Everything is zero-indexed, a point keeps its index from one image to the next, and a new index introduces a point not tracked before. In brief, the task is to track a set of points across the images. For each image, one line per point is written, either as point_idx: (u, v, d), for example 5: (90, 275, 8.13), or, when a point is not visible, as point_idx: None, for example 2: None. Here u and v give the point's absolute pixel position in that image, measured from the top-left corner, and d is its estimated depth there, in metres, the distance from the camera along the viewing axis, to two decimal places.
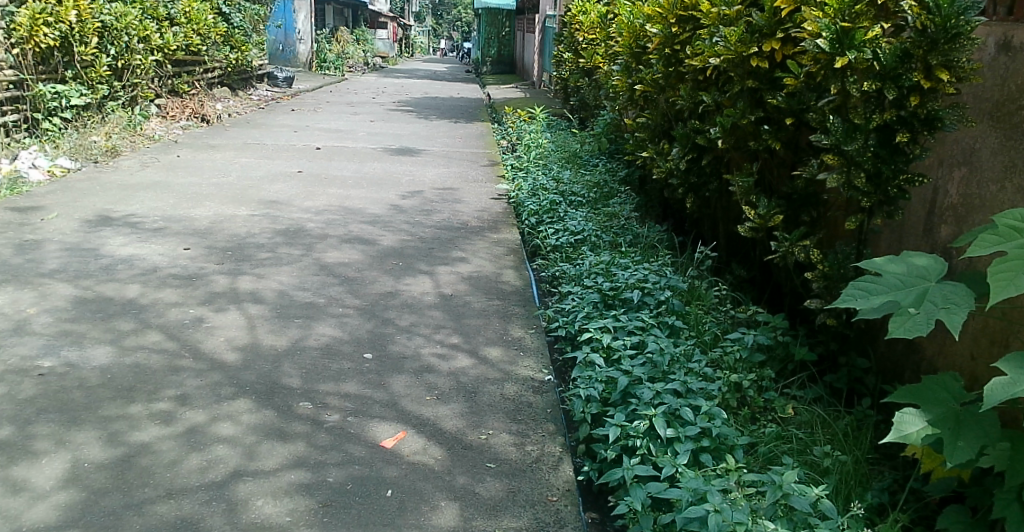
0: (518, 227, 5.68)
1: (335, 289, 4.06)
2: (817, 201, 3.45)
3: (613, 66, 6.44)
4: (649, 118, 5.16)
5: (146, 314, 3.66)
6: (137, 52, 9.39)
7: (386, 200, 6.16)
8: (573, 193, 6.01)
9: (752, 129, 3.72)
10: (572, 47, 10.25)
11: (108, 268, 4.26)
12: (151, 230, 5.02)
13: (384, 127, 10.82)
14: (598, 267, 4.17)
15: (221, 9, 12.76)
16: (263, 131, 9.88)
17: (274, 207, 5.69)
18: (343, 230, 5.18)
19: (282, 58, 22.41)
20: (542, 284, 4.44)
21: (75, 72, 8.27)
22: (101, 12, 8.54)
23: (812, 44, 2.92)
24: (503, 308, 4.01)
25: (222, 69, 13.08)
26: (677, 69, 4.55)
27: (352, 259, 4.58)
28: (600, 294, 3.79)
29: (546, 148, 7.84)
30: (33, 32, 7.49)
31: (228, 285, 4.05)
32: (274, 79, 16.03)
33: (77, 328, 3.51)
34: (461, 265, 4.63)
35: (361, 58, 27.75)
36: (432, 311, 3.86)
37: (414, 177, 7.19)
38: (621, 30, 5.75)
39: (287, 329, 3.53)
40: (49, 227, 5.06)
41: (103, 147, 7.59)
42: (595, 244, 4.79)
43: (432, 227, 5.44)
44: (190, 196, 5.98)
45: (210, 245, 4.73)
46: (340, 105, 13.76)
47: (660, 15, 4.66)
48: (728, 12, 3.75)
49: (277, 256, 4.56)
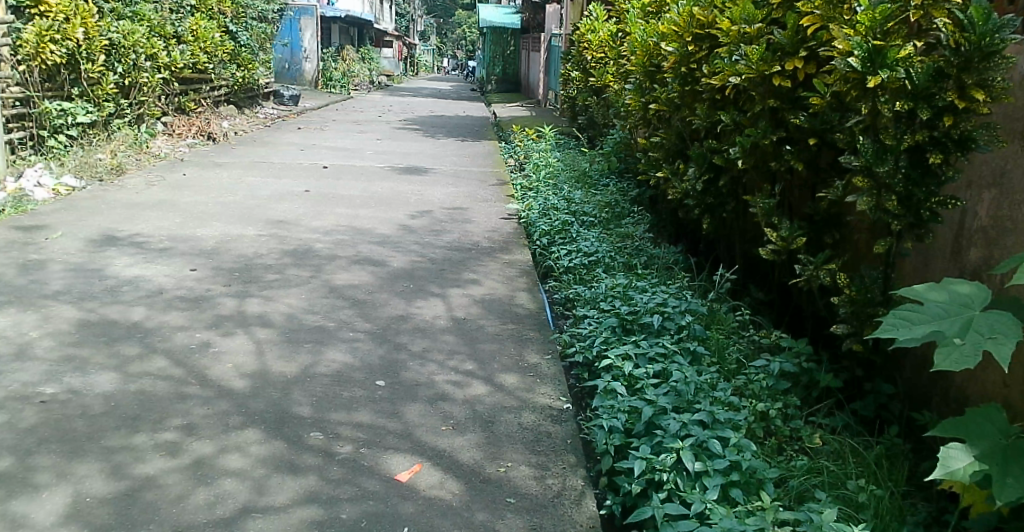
0: (529, 247, 5.59)
1: (344, 313, 3.96)
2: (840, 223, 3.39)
3: (625, 85, 6.35)
4: (662, 138, 5.08)
5: (151, 338, 3.56)
6: (144, 70, 9.31)
7: (395, 220, 6.08)
8: (584, 213, 5.94)
9: (774, 149, 3.63)
10: (580, 66, 10.20)
11: (113, 290, 4.17)
12: (157, 250, 4.93)
13: (392, 146, 10.78)
14: (615, 290, 4.06)
15: (228, 27, 12.73)
16: (270, 150, 9.83)
17: (281, 227, 5.61)
18: (352, 251, 5.09)
19: (288, 77, 22.53)
20: (555, 307, 4.35)
21: (82, 89, 8.20)
22: (108, 29, 8.50)
23: (842, 62, 2.77)
24: (518, 333, 3.91)
25: (229, 87, 13.10)
26: (693, 88, 4.46)
27: (362, 281, 4.48)
28: (618, 318, 3.67)
29: (555, 168, 7.78)
30: (39, 49, 7.40)
31: (235, 308, 3.94)
32: (280, 97, 16.07)
33: (80, 352, 3.41)
34: (473, 288, 4.54)
35: (366, 76, 27.84)
36: (445, 335, 3.76)
37: (422, 197, 7.10)
38: (634, 48, 5.66)
39: (297, 354, 3.43)
40: (54, 246, 4.97)
41: (109, 165, 7.56)
42: (609, 265, 4.71)
43: (442, 248, 5.35)
44: (196, 215, 5.91)
45: (216, 266, 4.64)
46: (347, 124, 13.76)
47: (675, 33, 4.56)
48: (749, 30, 3.64)
49: (286, 277, 4.47)
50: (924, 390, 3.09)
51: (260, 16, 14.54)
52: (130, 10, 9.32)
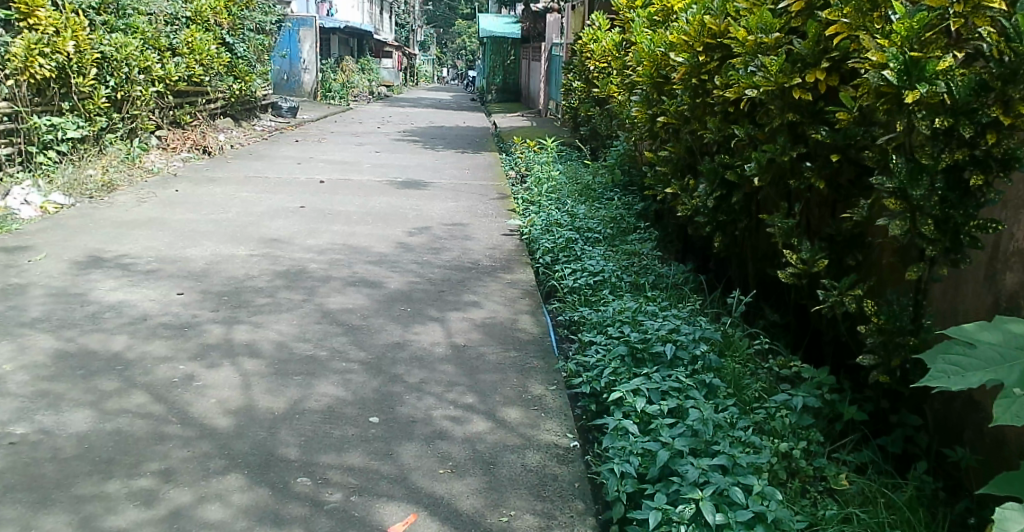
0: (532, 265, 5.39)
1: (338, 340, 3.75)
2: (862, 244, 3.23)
3: (630, 97, 6.15)
4: (672, 152, 4.89)
5: (132, 371, 3.35)
6: (137, 84, 9.16)
7: (392, 237, 5.88)
8: (589, 228, 5.75)
9: (793, 165, 3.47)
10: (582, 77, 10.05)
11: (95, 317, 3.96)
12: (143, 272, 4.74)
13: (391, 158, 10.61)
14: (624, 314, 3.87)
15: (225, 39, 12.57)
16: (266, 164, 9.65)
17: (274, 246, 5.42)
18: (347, 271, 4.89)
19: (287, 88, 22.46)
20: (559, 330, 4.16)
21: (72, 104, 8.02)
22: (99, 42, 8.36)
23: (875, 75, 2.55)
24: (520, 361, 3.70)
25: (226, 100, 12.94)
26: (705, 100, 4.28)
27: (357, 304, 4.28)
28: (628, 346, 3.46)
29: (557, 180, 7.59)
30: (27, 63, 7.19)
31: (222, 336, 3.73)
32: (279, 109, 15.92)
33: (55, 387, 3.20)
34: (474, 311, 4.33)
35: (366, 87, 27.72)
36: (443, 365, 3.55)
37: (421, 212, 6.90)
38: (641, 58, 5.46)
39: (286, 388, 3.21)
40: (37, 269, 4.78)
41: (99, 182, 7.40)
42: (616, 285, 4.53)
43: (441, 267, 5.15)
44: (187, 234, 5.71)
45: (205, 289, 4.43)
46: (346, 136, 13.60)
47: (685, 43, 4.37)
48: (766, 40, 3.44)
49: (277, 301, 4.26)
50: (953, 422, 2.91)
51: (257, 27, 14.38)
52: (123, 22, 9.16)
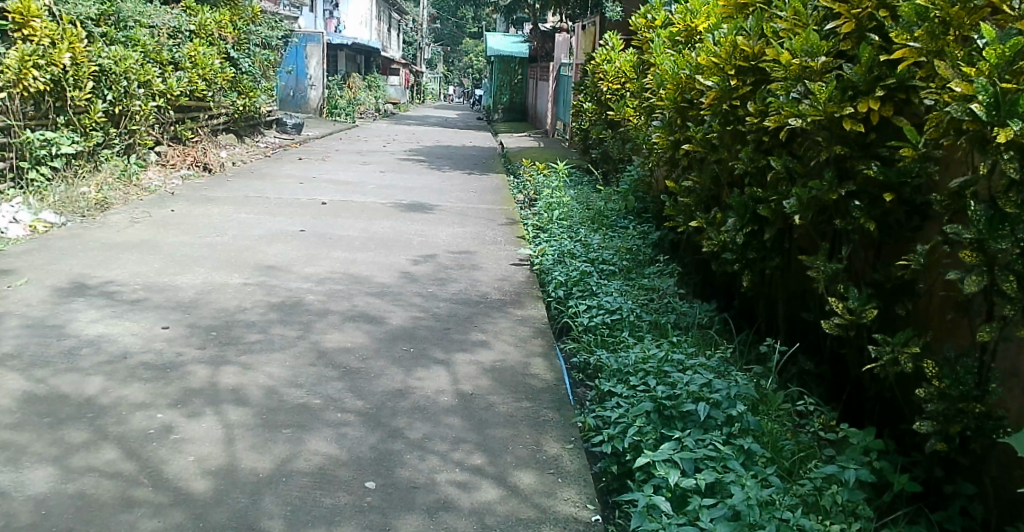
0: (543, 299, 5.07)
1: (333, 387, 3.41)
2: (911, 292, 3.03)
3: (650, 122, 5.87)
4: (696, 182, 4.60)
5: (104, 419, 2.99)
6: (137, 98, 8.88)
7: (396, 266, 5.57)
8: (604, 260, 5.45)
9: (840, 204, 3.24)
10: (593, 98, 9.80)
11: (70, 353, 3.63)
12: (128, 302, 4.41)
13: (395, 179, 10.32)
14: (648, 363, 3.56)
15: (230, 54, 12.35)
16: (267, 183, 9.36)
17: (271, 274, 5.11)
18: (346, 304, 4.57)
19: (293, 104, 22.05)
20: (574, 375, 3.87)
21: (68, 118, 7.74)
22: (98, 55, 8.11)
23: (957, 108, 2.22)
24: (533, 414, 3.37)
25: (229, 116, 12.70)
26: (736, 128, 3.99)
27: (356, 343, 3.95)
28: (655, 402, 3.16)
29: (569, 205, 7.31)
30: (21, 75, 6.94)
31: (207, 379, 3.40)
32: (283, 126, 15.68)
33: (17, 436, 2.85)
34: (482, 352, 4.00)
35: (373, 104, 27.55)
36: (449, 417, 3.22)
37: (426, 238, 6.60)
38: (663, 81, 5.17)
39: (273, 444, 2.88)
40: (16, 295, 4.46)
41: (92, 200, 7.14)
42: (635, 327, 4.23)
43: (447, 301, 4.83)
44: (179, 259, 5.40)
45: (192, 323, 4.10)
46: (351, 154, 13.33)
47: (716, 66, 4.09)
48: (812, 64, 3.15)
49: (269, 339, 3.93)
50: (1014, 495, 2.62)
51: (264, 42, 14.16)
52: (123, 35, 8.94)
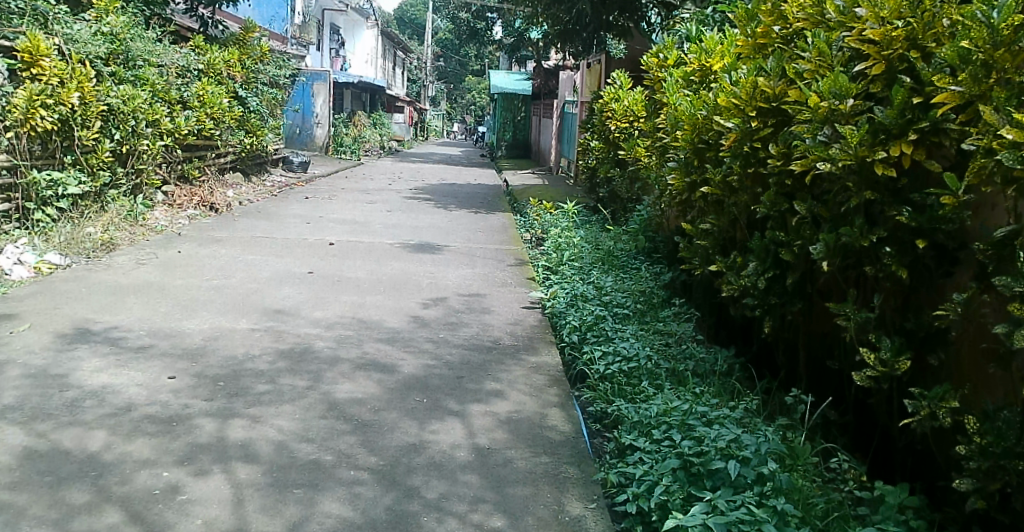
0: (557, 344, 4.96)
1: (345, 441, 3.28)
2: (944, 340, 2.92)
3: (663, 162, 5.81)
4: (714, 225, 4.50)
5: (107, 478, 2.87)
6: (144, 137, 8.84)
7: (406, 310, 5.46)
8: (618, 303, 5.35)
9: (870, 250, 3.13)
10: (601, 137, 9.78)
11: (72, 405, 3.51)
12: (133, 349, 4.31)
13: (402, 218, 10.27)
14: (671, 415, 3.44)
15: (238, 93, 12.38)
16: (274, 222, 9.31)
17: (279, 319, 5.01)
18: (357, 351, 4.46)
19: (299, 142, 22.32)
20: (593, 426, 3.75)
21: (75, 157, 7.71)
22: (107, 94, 8.06)
23: (1007, 156, 2.14)
24: (553, 470, 3.23)
25: (236, 154, 12.72)
26: (758, 170, 3.91)
27: (368, 393, 3.83)
28: (681, 458, 3.03)
29: (579, 245, 7.23)
30: (29, 115, 6.90)
31: (215, 434, 3.28)
32: (289, 164, 15.72)
33: (16, 496, 2.71)
34: (497, 403, 3.88)
35: (377, 141, 27.70)
36: (466, 475, 3.09)
37: (436, 280, 6.51)
38: (679, 122, 5.11)
39: (284, 505, 2.75)
40: (18, 342, 4.36)
41: (98, 241, 7.08)
42: (654, 375, 4.11)
43: (459, 347, 4.72)
44: (186, 303, 5.31)
45: (199, 372, 3.99)
46: (357, 193, 13.31)
47: (736, 107, 4.02)
48: (841, 106, 3.09)
49: (279, 389, 3.82)
50: None
51: (271, 81, 14.21)
52: (132, 74, 8.96)
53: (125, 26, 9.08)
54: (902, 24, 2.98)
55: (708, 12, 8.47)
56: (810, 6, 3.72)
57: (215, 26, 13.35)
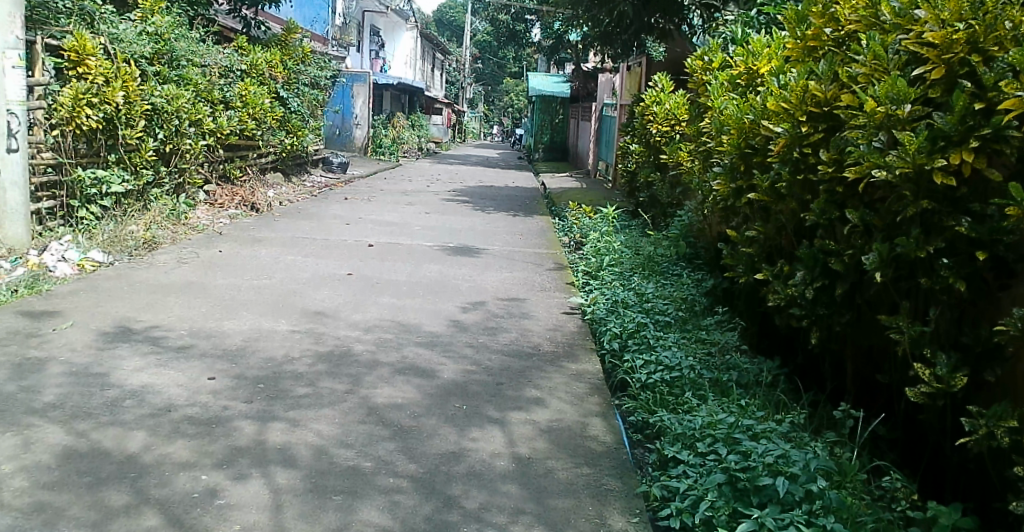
0: (597, 352, 4.88)
1: (384, 448, 3.25)
2: (1004, 356, 2.79)
3: (708, 167, 5.69)
4: (759, 232, 4.35)
5: (146, 480, 2.87)
6: (187, 137, 8.95)
7: (445, 313, 5.43)
8: (659, 311, 5.25)
9: (926, 261, 3.01)
10: (641, 140, 9.67)
11: (113, 405, 3.53)
12: (174, 349, 4.33)
13: (440, 220, 10.26)
14: (716, 428, 3.33)
15: (280, 94, 12.49)
16: (314, 223, 9.36)
17: (319, 321, 5.00)
18: (396, 355, 4.43)
19: (338, 143, 22.48)
20: (634, 437, 3.67)
21: (119, 156, 7.80)
22: (152, 94, 8.15)
23: None
24: (594, 482, 3.16)
25: (277, 155, 12.84)
26: (808, 177, 3.79)
27: (407, 398, 3.80)
28: (727, 474, 2.93)
29: (618, 249, 7.13)
30: (74, 113, 7.05)
31: (254, 437, 3.27)
32: (329, 165, 15.84)
33: (57, 497, 2.72)
34: (538, 411, 3.81)
35: (416, 143, 27.82)
36: (506, 485, 3.03)
37: (475, 284, 6.47)
38: (725, 126, 4.99)
39: (323, 513, 2.72)
40: (61, 339, 4.41)
41: (140, 239, 7.16)
42: (697, 385, 4.00)
43: (498, 352, 4.66)
44: (226, 303, 5.33)
45: (239, 373, 3.99)
46: (395, 194, 13.35)
47: (786, 111, 3.90)
48: (897, 112, 2.97)
49: (318, 392, 3.80)
50: None
51: (313, 82, 14.32)
52: (176, 74, 9.06)
53: (170, 26, 9.19)
54: (964, 26, 2.86)
55: (752, 14, 8.30)
56: (864, 8, 3.60)
57: (257, 27, 13.49)
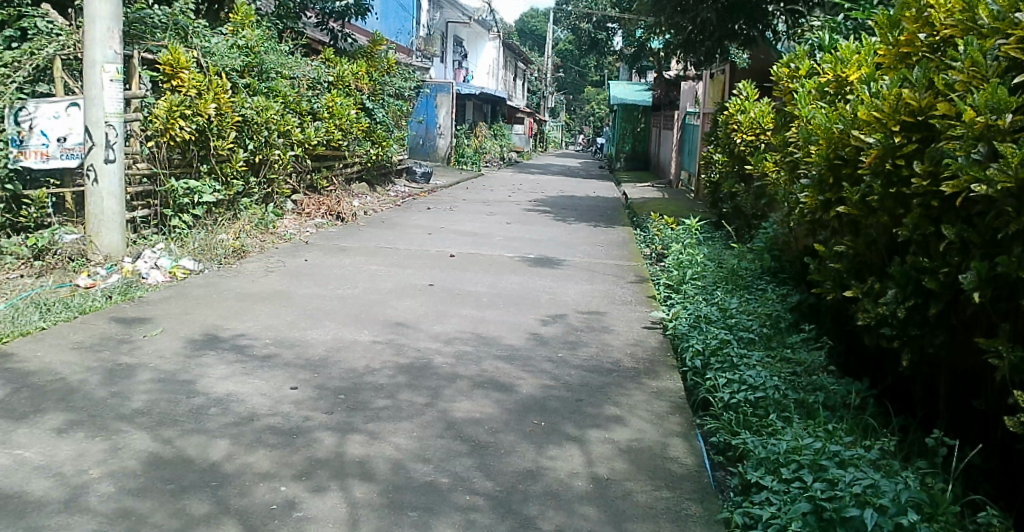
0: (679, 369, 4.74)
1: (461, 464, 3.23)
2: None
3: (794, 179, 5.47)
4: (848, 247, 4.06)
5: (227, 490, 2.92)
6: (276, 148, 9.22)
7: (524, 326, 5.40)
8: (743, 327, 5.08)
9: None
10: (725, 150, 9.44)
11: (198, 412, 3.63)
12: (259, 358, 4.43)
13: (521, 230, 10.26)
14: (801, 453, 3.18)
15: (366, 104, 12.73)
16: (397, 233, 9.49)
17: (400, 332, 5.05)
18: (475, 369, 4.41)
19: (422, 152, 22.97)
20: (716, 459, 3.54)
21: (211, 166, 8.11)
22: (242, 106, 8.38)
23: None
24: (675, 506, 3.06)
25: (362, 164, 13.11)
26: (901, 190, 3.57)
27: (486, 414, 3.77)
28: (812, 503, 2.78)
29: (701, 262, 6.96)
30: (168, 125, 7.34)
31: (334, 449, 3.30)
32: (413, 175, 16.10)
33: (140, 504, 2.79)
34: (617, 430, 3.73)
35: (498, 152, 27.97)
36: (583, 507, 2.97)
37: (555, 296, 6.41)
38: (813, 135, 4.77)
39: (397, 529, 2.71)
40: (151, 346, 4.57)
41: (229, 247, 7.40)
42: (782, 407, 3.84)
43: (578, 368, 4.59)
44: (310, 312, 5.45)
45: (321, 384, 4.05)
46: (477, 204, 13.43)
47: (877, 121, 3.69)
48: (999, 122, 2.79)
49: (397, 405, 3.81)
50: None
51: (397, 93, 14.57)
52: (265, 86, 9.36)
53: (260, 39, 9.48)
54: None
55: (839, 19, 8.01)
56: (960, 11, 3.42)
57: (344, 39, 13.83)
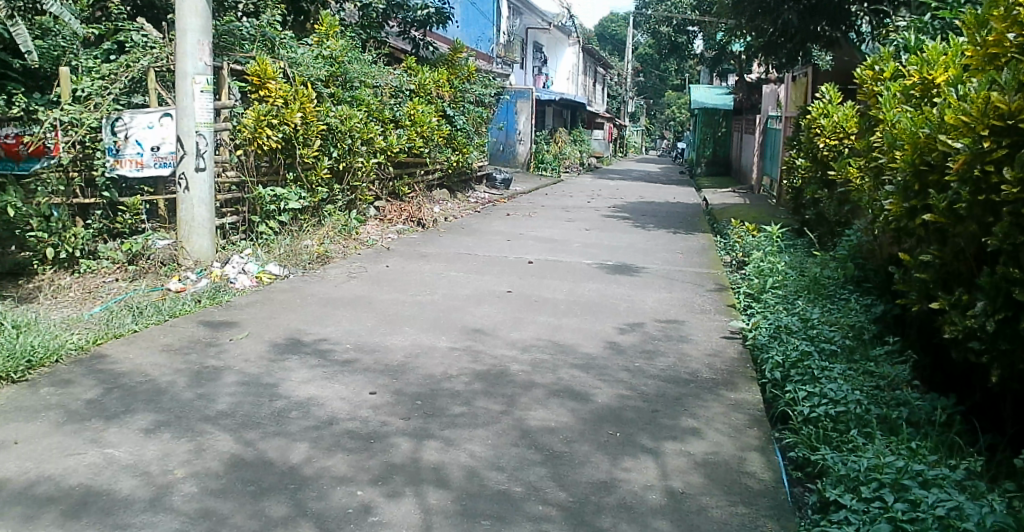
0: (757, 381, 4.60)
1: (535, 473, 3.20)
2: None
3: (879, 185, 5.25)
4: (934, 256, 3.81)
5: (304, 492, 2.98)
6: (359, 155, 9.43)
7: (601, 334, 5.34)
8: (825, 338, 4.89)
9: None
10: (808, 154, 9.16)
11: (280, 416, 3.72)
12: (339, 362, 4.51)
13: (599, 237, 10.18)
14: (884, 471, 3.02)
15: (448, 112, 12.89)
16: (475, 239, 9.57)
17: (477, 338, 5.07)
18: (551, 377, 4.39)
19: (502, 159, 23.21)
20: (794, 474, 3.40)
21: (296, 174, 8.35)
22: (327, 114, 8.61)
23: None
24: (754, 524, 2.96)
25: (443, 171, 13.28)
26: (991, 198, 3.37)
27: (561, 423, 3.74)
28: (895, 525, 2.65)
29: (782, 270, 6.75)
30: (256, 134, 7.61)
31: (409, 455, 3.32)
32: (493, 181, 16.22)
33: (222, 505, 2.88)
34: (695, 442, 3.64)
35: (578, 158, 27.89)
36: (657, 521, 2.90)
37: (633, 304, 6.33)
38: (898, 139, 4.57)
39: None
40: (237, 349, 4.73)
41: (313, 253, 7.60)
42: (865, 422, 3.67)
43: (655, 378, 4.51)
44: (390, 318, 5.53)
45: (398, 389, 4.09)
46: (556, 210, 13.41)
47: (967, 125, 3.50)
48: None
49: (473, 412, 3.82)
50: None
51: (478, 100, 14.70)
52: (349, 95, 9.58)
53: (344, 49, 9.72)
54: None
55: (928, 19, 7.67)
56: None
57: (426, 47, 14.04)
